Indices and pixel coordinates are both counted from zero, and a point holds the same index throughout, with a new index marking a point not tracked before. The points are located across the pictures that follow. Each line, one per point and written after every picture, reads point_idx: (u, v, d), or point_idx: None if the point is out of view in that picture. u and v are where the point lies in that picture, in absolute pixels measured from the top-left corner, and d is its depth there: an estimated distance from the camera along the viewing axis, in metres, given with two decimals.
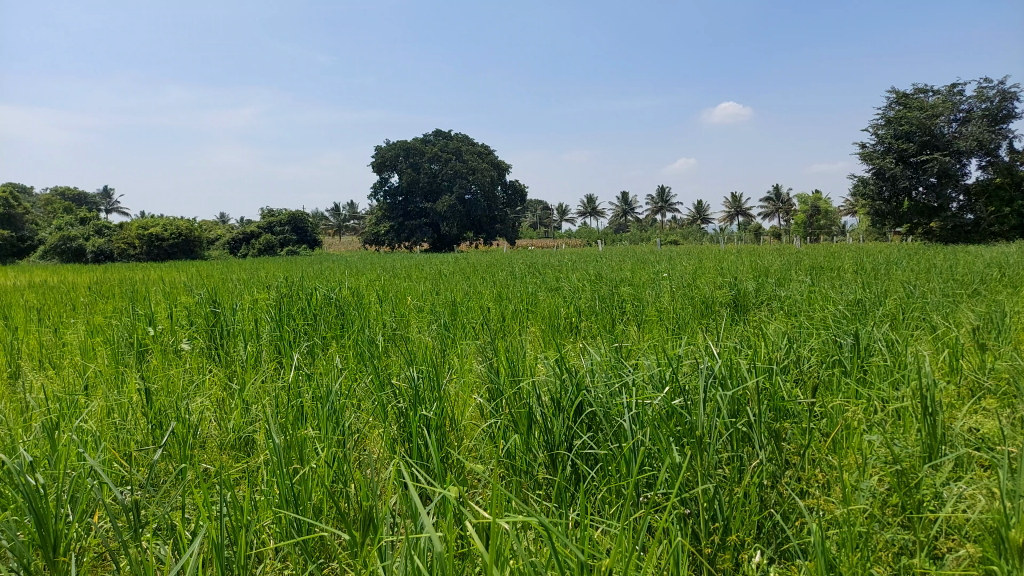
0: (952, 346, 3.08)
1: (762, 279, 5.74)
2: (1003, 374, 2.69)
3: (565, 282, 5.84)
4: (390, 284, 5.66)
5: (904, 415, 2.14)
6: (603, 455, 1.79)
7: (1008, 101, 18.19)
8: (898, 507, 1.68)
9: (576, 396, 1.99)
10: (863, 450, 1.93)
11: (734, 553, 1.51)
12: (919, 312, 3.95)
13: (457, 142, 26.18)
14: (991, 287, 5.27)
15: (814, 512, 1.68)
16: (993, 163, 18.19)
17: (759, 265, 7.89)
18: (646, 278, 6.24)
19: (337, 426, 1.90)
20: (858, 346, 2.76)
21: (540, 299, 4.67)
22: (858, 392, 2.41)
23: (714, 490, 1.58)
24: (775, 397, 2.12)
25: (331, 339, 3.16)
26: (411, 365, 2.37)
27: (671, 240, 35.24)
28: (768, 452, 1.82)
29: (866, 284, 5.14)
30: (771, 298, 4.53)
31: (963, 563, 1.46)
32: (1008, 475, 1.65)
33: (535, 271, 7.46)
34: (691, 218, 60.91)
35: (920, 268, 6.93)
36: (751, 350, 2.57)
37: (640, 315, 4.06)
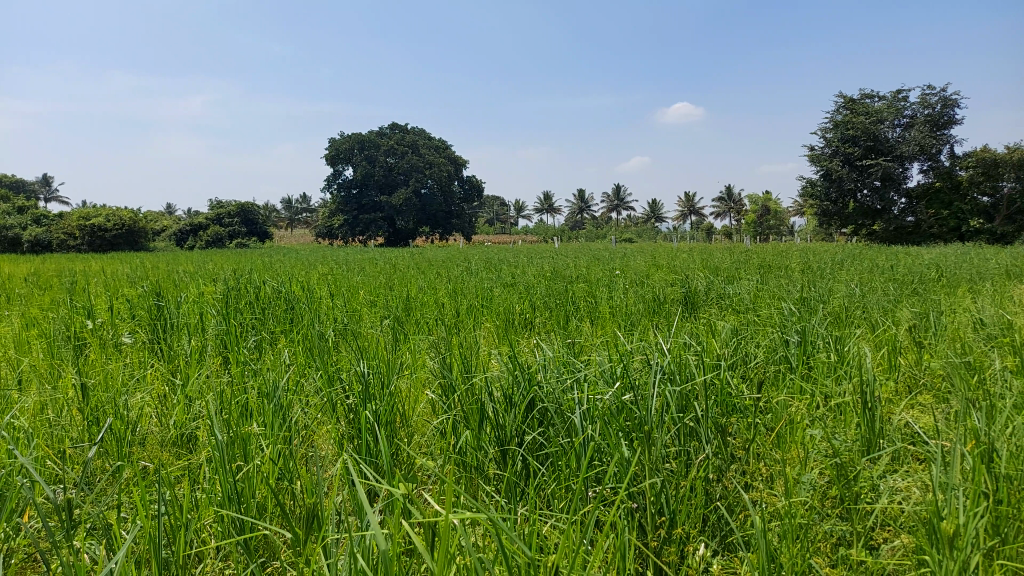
0: (891, 344, 3.20)
1: (712, 277, 5.85)
2: (938, 371, 2.81)
3: (521, 278, 5.85)
4: (342, 278, 5.58)
5: (845, 410, 2.21)
6: (553, 450, 1.80)
7: (949, 107, 18.88)
8: (838, 500, 1.73)
9: (527, 392, 1.99)
10: (805, 444, 1.98)
11: (679, 546, 1.54)
12: (860, 310, 4.09)
13: (413, 136, 25.98)
14: (930, 287, 5.48)
15: (757, 505, 1.72)
16: (934, 168, 18.89)
17: (711, 263, 8.05)
18: (601, 274, 6.32)
19: (283, 422, 1.86)
20: (802, 343, 2.83)
21: (495, 294, 4.66)
22: (802, 388, 2.48)
23: (662, 484, 1.60)
24: (722, 392, 2.16)
25: (280, 334, 3.10)
26: (362, 360, 2.34)
27: (625, 238, 35.74)
28: (715, 446, 1.86)
29: (811, 283, 5.30)
30: (720, 296, 4.62)
31: (898, 553, 1.53)
32: (941, 468, 1.72)
33: (491, 266, 7.44)
34: (645, 216, 61.83)
35: (863, 269, 7.15)
36: (701, 347, 2.62)
37: (594, 311, 4.08)
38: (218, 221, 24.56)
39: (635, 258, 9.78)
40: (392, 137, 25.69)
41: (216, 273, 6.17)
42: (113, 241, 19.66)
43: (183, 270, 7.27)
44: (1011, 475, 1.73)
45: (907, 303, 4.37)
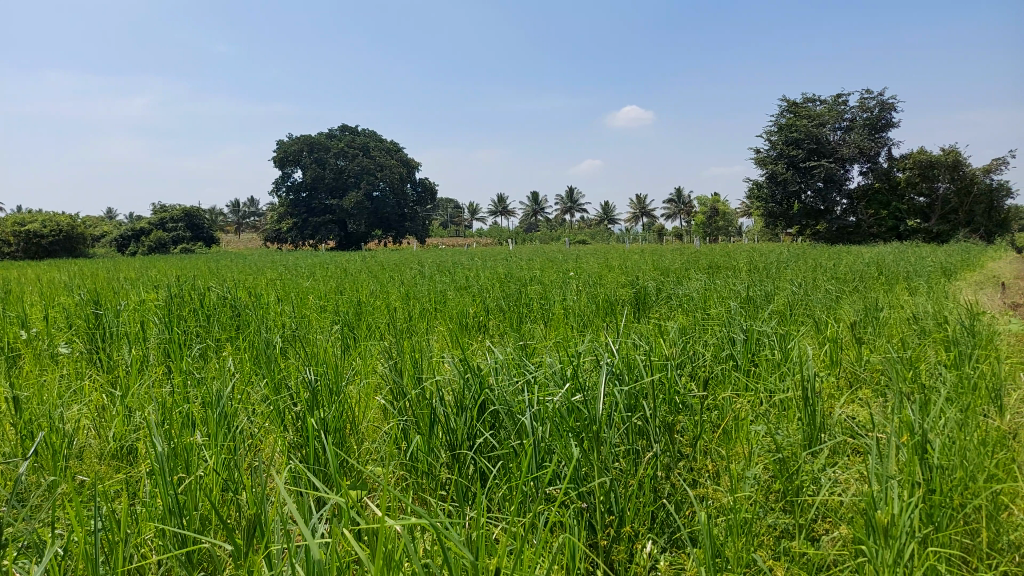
0: (832, 341, 3.30)
1: (662, 278, 5.94)
2: (877, 366, 2.91)
3: (474, 281, 5.84)
4: (291, 284, 5.49)
5: (788, 405, 2.27)
6: (504, 453, 1.80)
7: (887, 111, 19.58)
8: (781, 494, 1.78)
9: (478, 395, 1.98)
10: (750, 441, 2.04)
11: (628, 544, 1.56)
12: (804, 308, 4.21)
13: (365, 139, 25.72)
14: (871, 285, 5.67)
15: (704, 501, 1.76)
16: (873, 170, 19.57)
17: (662, 264, 8.18)
18: (554, 276, 6.35)
19: (228, 431, 1.82)
20: (748, 341, 2.90)
21: (449, 298, 4.65)
22: (748, 385, 2.54)
23: (611, 483, 1.62)
24: (670, 391, 2.20)
25: (226, 342, 3.03)
26: (311, 367, 2.30)
27: (578, 239, 36.04)
28: (663, 444, 1.89)
29: (758, 282, 5.43)
30: (670, 296, 4.70)
31: (837, 544, 1.58)
32: (877, 460, 1.78)
33: (444, 270, 7.41)
34: (598, 218, 62.47)
35: (807, 267, 7.36)
36: (649, 347, 2.66)
37: (547, 313, 4.09)
38: (163, 226, 23.87)
39: (588, 260, 9.86)
40: (343, 140, 25.37)
41: (159, 280, 5.99)
42: (50, 248, 18.91)
43: (124, 277, 7.06)
44: (942, 464, 1.81)
45: (849, 300, 4.51)
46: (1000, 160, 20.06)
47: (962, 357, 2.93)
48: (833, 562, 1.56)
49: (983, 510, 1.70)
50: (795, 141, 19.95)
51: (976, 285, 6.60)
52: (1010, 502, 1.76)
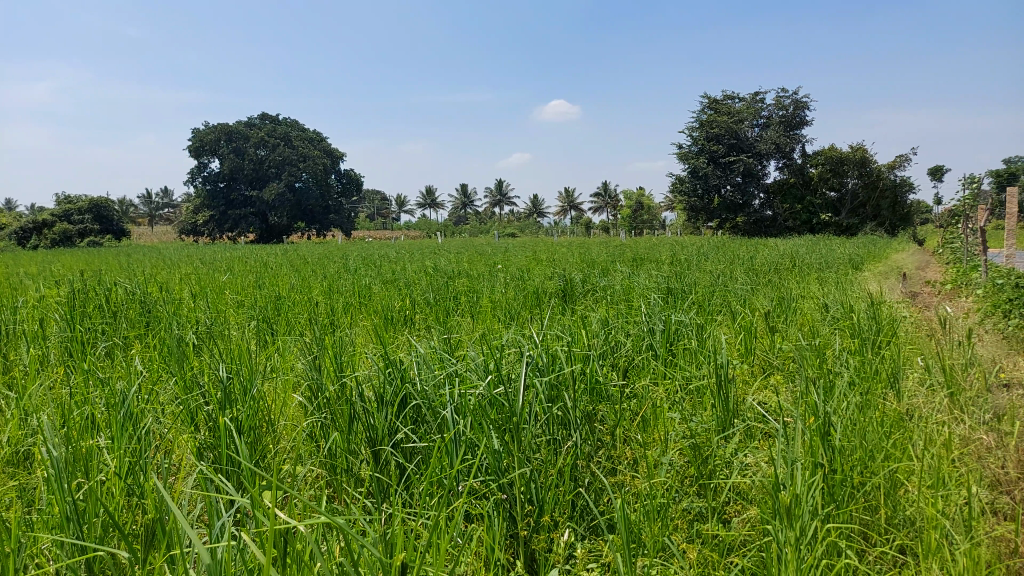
0: (746, 329, 3.42)
1: (588, 270, 6.03)
2: (788, 354, 3.04)
3: (400, 274, 5.76)
4: (207, 278, 5.28)
5: (704, 393, 2.35)
6: (425, 448, 1.79)
7: (801, 109, 20.38)
8: (695, 479, 1.84)
9: (399, 390, 1.95)
10: (666, 427, 2.09)
11: (547, 534, 1.58)
12: (722, 299, 4.35)
13: (287, 129, 24.97)
14: (785, 276, 5.90)
15: (622, 488, 1.80)
16: (788, 165, 20.40)
17: (588, 257, 8.27)
18: (482, 269, 6.34)
19: (133, 433, 1.74)
20: (667, 332, 2.98)
21: (373, 291, 4.56)
22: (666, 374, 2.60)
23: (531, 474, 1.63)
24: (591, 381, 2.23)
25: (135, 340, 2.90)
26: (224, 365, 2.23)
27: (507, 232, 36.13)
28: (582, 433, 1.92)
29: (679, 274, 5.57)
30: (595, 288, 4.77)
31: (746, 524, 1.65)
32: (784, 443, 1.86)
33: (370, 263, 7.29)
34: (528, 211, 62.77)
35: (727, 259, 7.60)
36: (572, 339, 2.69)
37: (474, 307, 4.09)
38: (67, 218, 22.50)
39: (516, 253, 9.90)
40: (263, 129, 24.54)
41: (63, 275, 5.65)
42: None
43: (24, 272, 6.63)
44: (844, 445, 1.91)
45: (764, 291, 4.69)
46: (902, 157, 21.25)
47: (865, 343, 3.10)
48: (743, 542, 1.63)
49: (880, 487, 1.80)
50: (715, 137, 20.57)
51: (881, 276, 6.98)
52: (904, 478, 1.88)
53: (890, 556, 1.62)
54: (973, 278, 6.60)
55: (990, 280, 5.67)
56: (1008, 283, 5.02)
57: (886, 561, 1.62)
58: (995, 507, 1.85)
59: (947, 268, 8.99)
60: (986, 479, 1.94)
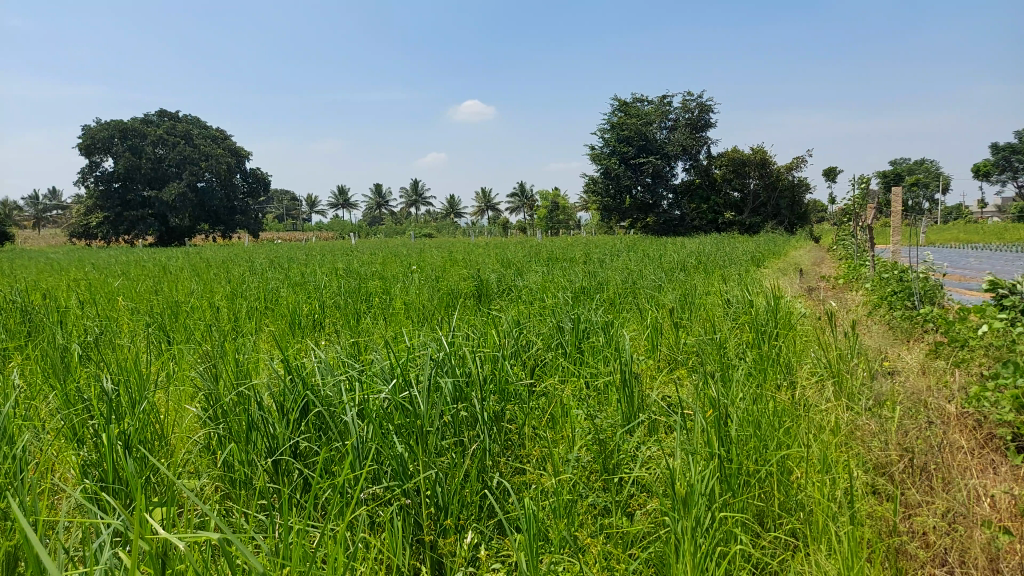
0: (653, 326, 3.52)
1: (502, 270, 6.05)
2: (691, 349, 3.15)
3: (310, 277, 5.60)
4: (100, 284, 4.99)
5: (610, 390, 2.39)
6: (327, 455, 1.75)
7: (706, 112, 21.15)
8: (600, 474, 1.87)
9: (299, 396, 1.89)
10: (573, 424, 2.12)
11: (453, 536, 1.58)
12: (632, 297, 4.46)
13: (188, 126, 23.88)
14: (692, 274, 6.11)
15: (529, 487, 1.81)
16: (694, 167, 21.15)
17: (504, 257, 8.30)
18: (396, 271, 6.26)
19: (6, 452, 1.63)
20: (575, 330, 3.03)
21: (281, 295, 4.42)
22: (574, 371, 2.65)
23: (436, 477, 1.62)
24: (500, 380, 2.22)
25: (13, 352, 2.70)
26: (112, 376, 2.11)
27: (424, 233, 35.84)
28: (489, 434, 1.92)
29: (591, 273, 5.67)
30: (509, 288, 4.79)
31: (648, 516, 1.70)
32: (682, 437, 1.93)
33: (280, 265, 7.07)
34: (444, 212, 62.49)
35: (637, 258, 7.81)
36: (482, 339, 2.69)
37: (385, 309, 4.03)
38: None
39: (433, 253, 9.85)
40: (162, 126, 23.37)
41: None
42: None
43: None
44: (739, 436, 2.00)
45: (670, 288, 4.84)
46: (800, 159, 22.41)
47: (762, 336, 3.24)
48: (645, 533, 1.68)
49: (773, 474, 1.89)
50: (625, 139, 21.07)
51: (780, 272, 7.34)
52: (795, 464, 1.98)
53: (782, 540, 1.71)
54: (863, 272, 7.02)
55: (876, 274, 6.05)
56: (892, 278, 5.38)
57: (778, 545, 1.70)
58: (876, 487, 1.97)
59: (840, 263, 9.55)
60: (868, 461, 2.07)
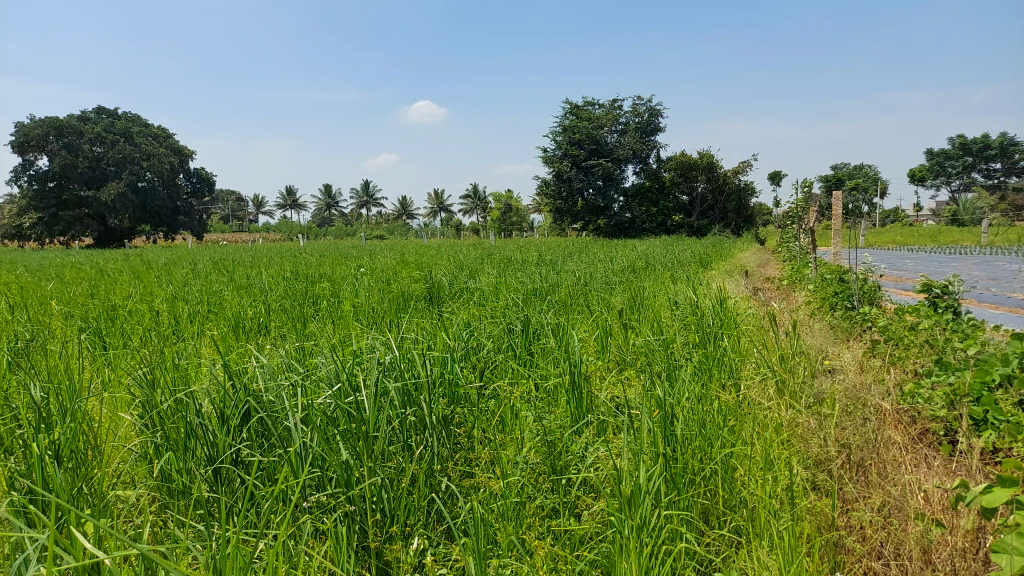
0: (603, 327, 3.56)
1: (454, 272, 6.03)
2: (639, 350, 3.19)
3: (256, 279, 5.47)
4: (32, 288, 4.77)
5: (560, 392, 2.41)
6: (269, 463, 1.70)
7: (655, 117, 21.49)
8: (548, 475, 1.87)
9: (241, 402, 1.84)
10: (522, 427, 2.12)
11: (398, 543, 1.56)
12: (582, 298, 4.49)
13: (128, 124, 23.09)
14: (641, 276, 6.19)
15: (476, 490, 1.80)
16: (645, 170, 21.46)
17: (456, 259, 8.25)
18: (345, 273, 6.17)
19: None
20: (525, 333, 3.03)
21: (225, 298, 4.31)
22: (523, 374, 2.65)
23: (382, 483, 1.59)
24: (449, 383, 2.21)
25: None
26: (42, 384, 2.02)
27: (376, 234, 35.45)
28: (437, 438, 1.90)
29: (543, 275, 5.69)
30: (461, 290, 4.77)
31: (595, 517, 1.71)
32: (629, 438, 1.94)
33: (225, 267, 6.89)
34: (396, 214, 61.95)
35: (588, 260, 7.87)
36: (431, 341, 2.67)
37: (333, 312, 3.96)
38: None
39: (384, 256, 9.74)
40: (100, 124, 22.54)
41: None
42: None
43: None
44: (684, 435, 2.03)
45: (620, 290, 4.89)
46: (746, 163, 22.96)
47: (708, 337, 3.31)
48: (592, 534, 1.69)
49: (718, 472, 1.93)
50: (577, 141, 21.23)
51: (727, 273, 7.50)
52: (739, 463, 2.01)
53: (726, 537, 1.73)
54: (806, 273, 7.23)
55: (818, 275, 6.24)
56: (833, 279, 5.55)
57: (722, 542, 1.73)
58: (815, 483, 2.03)
59: (784, 265, 9.80)
60: (809, 458, 2.13)
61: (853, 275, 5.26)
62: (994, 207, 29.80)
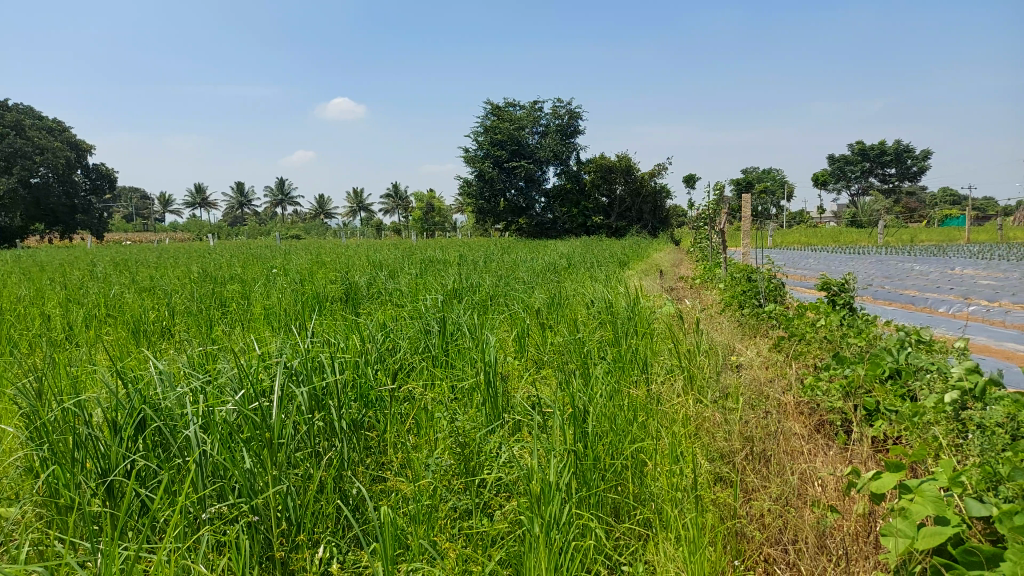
0: (521, 327, 3.57)
1: (373, 273, 5.93)
2: (556, 349, 3.22)
3: (161, 281, 5.21)
4: None
5: (474, 392, 2.40)
6: (167, 473, 1.62)
7: (575, 119, 21.82)
8: (461, 476, 1.87)
9: (135, 411, 1.74)
10: (435, 428, 2.11)
11: (303, 552, 1.51)
12: (501, 299, 4.50)
13: (18, 116, 21.55)
14: (560, 276, 6.26)
15: (387, 494, 1.78)
16: (565, 172, 21.77)
17: (375, 259, 8.11)
18: (257, 274, 5.96)
19: None
20: (441, 334, 3.01)
21: (125, 301, 4.08)
22: (439, 375, 2.64)
23: (287, 491, 1.54)
24: (360, 386, 2.16)
25: None
26: None
27: (292, 234, 34.45)
28: (347, 442, 1.85)
29: (463, 275, 5.66)
30: (379, 290, 4.70)
31: (508, 516, 1.72)
32: (542, 436, 1.96)
33: (128, 268, 6.55)
34: (314, 213, 60.45)
35: (507, 261, 7.89)
36: (345, 343, 2.61)
37: (244, 315, 3.82)
38: None
39: (299, 255, 9.49)
40: None
41: None
42: None
43: None
44: (597, 432, 2.06)
45: (539, 289, 4.93)
46: (662, 166, 23.61)
47: (622, 335, 3.37)
48: (504, 534, 1.69)
49: (627, 468, 1.97)
50: (498, 142, 21.28)
51: (643, 273, 7.69)
52: (648, 457, 2.06)
53: (634, 531, 1.78)
54: (717, 273, 7.50)
55: (728, 275, 6.48)
56: (741, 278, 5.77)
57: (631, 536, 1.77)
58: (720, 475, 2.10)
59: (698, 265, 10.13)
60: (714, 451, 2.20)
61: (759, 274, 5.48)
62: (888, 210, 31.74)
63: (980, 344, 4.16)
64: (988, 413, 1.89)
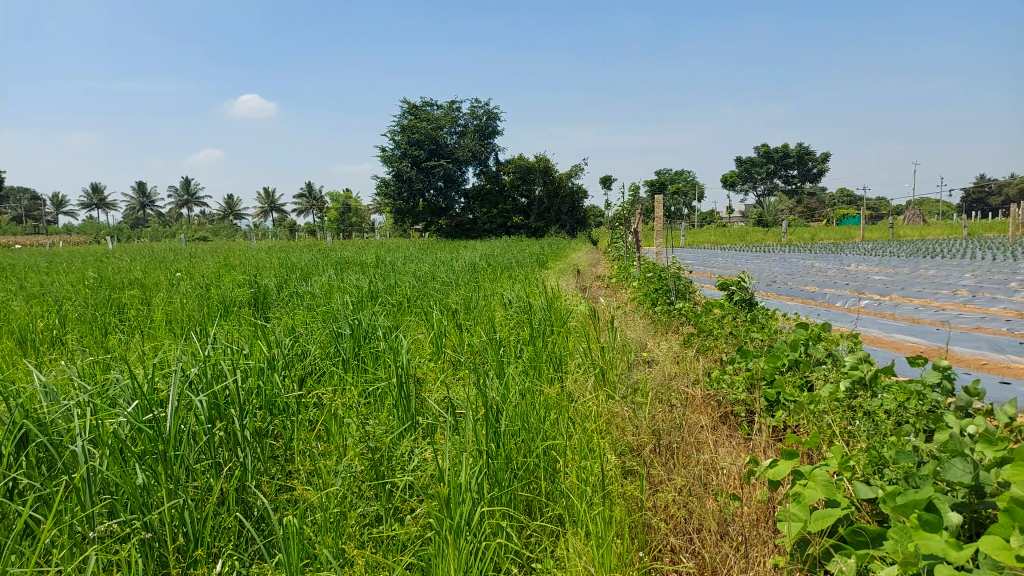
0: (437, 328, 3.54)
1: (285, 275, 5.75)
2: (471, 349, 3.21)
3: (52, 287, 4.87)
4: None
5: (386, 396, 2.36)
6: (52, 491, 1.53)
7: (493, 120, 21.91)
8: (371, 482, 1.84)
9: (16, 426, 1.63)
10: (345, 434, 2.06)
11: (203, 566, 1.46)
12: (417, 300, 4.45)
13: None
14: (478, 276, 6.25)
15: (294, 503, 1.73)
16: (484, 172, 21.80)
17: (288, 261, 7.87)
18: (161, 279, 5.66)
19: None
20: (355, 336, 2.95)
21: (9, 310, 3.79)
22: (350, 380, 2.58)
23: (183, 505, 1.49)
24: (266, 394, 2.09)
25: None
26: None
27: (201, 236, 33.04)
28: (250, 451, 1.79)
29: (380, 277, 5.57)
30: (291, 293, 4.56)
31: (419, 520, 1.70)
32: (454, 437, 1.95)
33: (16, 274, 6.10)
34: (224, 214, 58.19)
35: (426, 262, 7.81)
36: (251, 349, 2.52)
37: (144, 321, 3.62)
38: None
39: (207, 258, 9.10)
40: None
41: None
42: None
43: None
44: (509, 431, 2.07)
45: (457, 290, 4.90)
46: (579, 167, 24.01)
47: (537, 334, 3.40)
48: (414, 537, 1.68)
49: (538, 466, 1.99)
50: (416, 142, 21.08)
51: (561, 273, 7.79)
52: (559, 455, 2.09)
53: (545, 528, 1.81)
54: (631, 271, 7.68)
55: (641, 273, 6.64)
56: (654, 277, 5.94)
57: (541, 532, 1.80)
58: (629, 468, 2.16)
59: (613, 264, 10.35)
60: (623, 445, 2.25)
61: (670, 273, 5.65)
62: (791, 210, 33.37)
63: (872, 336, 4.42)
64: (876, 401, 2.02)
